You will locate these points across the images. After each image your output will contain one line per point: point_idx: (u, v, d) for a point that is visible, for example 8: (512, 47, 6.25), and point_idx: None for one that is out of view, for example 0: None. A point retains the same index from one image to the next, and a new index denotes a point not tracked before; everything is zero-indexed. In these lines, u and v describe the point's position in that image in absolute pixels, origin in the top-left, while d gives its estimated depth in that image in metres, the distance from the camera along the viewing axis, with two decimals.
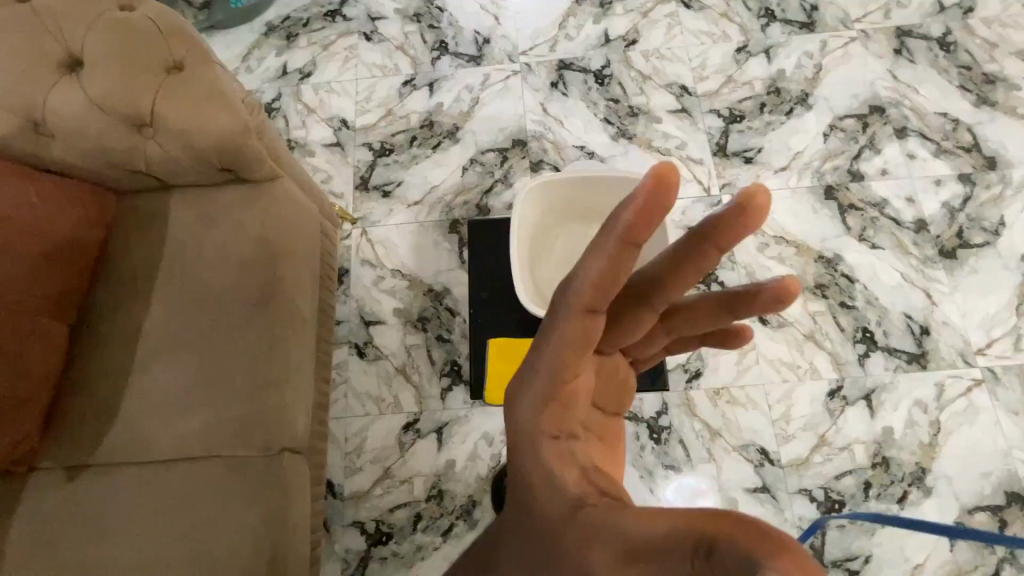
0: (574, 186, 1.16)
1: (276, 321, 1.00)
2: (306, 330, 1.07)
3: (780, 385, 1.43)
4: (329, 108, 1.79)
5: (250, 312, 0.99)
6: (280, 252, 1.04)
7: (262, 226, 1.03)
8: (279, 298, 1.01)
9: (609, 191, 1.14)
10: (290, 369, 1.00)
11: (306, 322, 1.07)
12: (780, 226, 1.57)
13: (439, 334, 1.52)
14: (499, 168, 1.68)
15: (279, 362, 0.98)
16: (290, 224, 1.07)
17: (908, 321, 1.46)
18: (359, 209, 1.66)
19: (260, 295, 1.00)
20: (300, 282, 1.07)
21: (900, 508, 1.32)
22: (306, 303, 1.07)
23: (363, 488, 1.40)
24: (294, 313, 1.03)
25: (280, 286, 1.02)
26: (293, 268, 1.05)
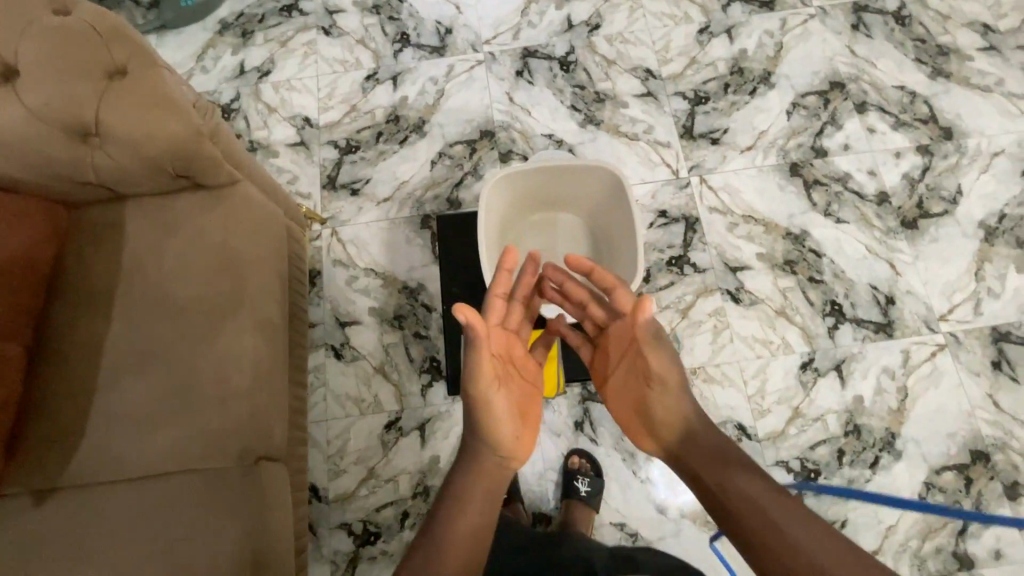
0: (539, 176, 1.13)
1: (246, 328, 0.98)
2: (277, 334, 1.05)
3: (754, 361, 1.46)
4: (291, 106, 1.75)
5: (217, 321, 0.97)
6: (244, 257, 1.02)
7: (224, 232, 1.01)
8: (248, 305, 1.00)
9: (573, 179, 1.11)
10: (264, 375, 0.98)
11: (277, 327, 1.05)
12: (748, 205, 1.59)
13: (417, 331, 1.51)
14: (468, 160, 1.67)
15: (251, 369, 0.97)
16: (253, 227, 1.05)
17: (874, 292, 1.50)
18: (328, 209, 1.64)
19: (226, 304, 0.98)
20: (270, 285, 1.06)
21: (873, 473, 1.36)
22: (276, 307, 1.06)
23: (347, 489, 1.40)
24: (263, 318, 1.02)
25: (247, 292, 1.01)
26: (259, 273, 1.04)
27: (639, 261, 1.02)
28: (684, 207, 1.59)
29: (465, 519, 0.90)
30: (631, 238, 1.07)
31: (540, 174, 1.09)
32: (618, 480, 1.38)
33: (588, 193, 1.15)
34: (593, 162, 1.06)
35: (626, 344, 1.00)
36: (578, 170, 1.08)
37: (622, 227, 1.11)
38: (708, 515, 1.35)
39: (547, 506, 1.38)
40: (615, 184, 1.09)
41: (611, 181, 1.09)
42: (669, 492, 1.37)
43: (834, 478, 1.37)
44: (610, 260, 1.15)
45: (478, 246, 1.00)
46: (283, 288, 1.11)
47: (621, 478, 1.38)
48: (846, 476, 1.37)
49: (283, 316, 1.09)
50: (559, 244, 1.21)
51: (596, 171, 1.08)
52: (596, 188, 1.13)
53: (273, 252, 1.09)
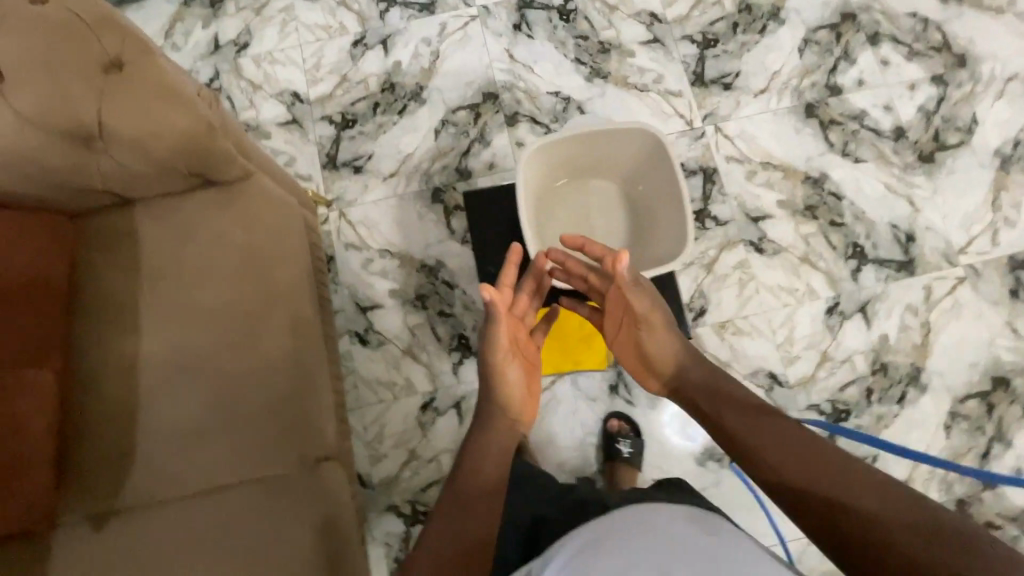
0: (574, 146, 1.07)
1: (284, 330, 0.94)
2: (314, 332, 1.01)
3: (781, 310, 1.46)
4: (276, 81, 1.63)
5: (254, 326, 0.93)
6: (270, 256, 0.96)
7: (247, 231, 0.95)
8: (282, 306, 0.95)
9: (605, 142, 1.07)
10: (309, 376, 0.95)
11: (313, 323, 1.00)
12: (766, 151, 1.55)
13: (441, 310, 1.48)
14: (474, 126, 1.59)
15: (296, 372, 0.93)
16: (274, 223, 0.99)
17: (894, 231, 1.50)
18: (332, 190, 1.56)
19: (259, 305, 0.94)
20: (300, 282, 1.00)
21: (900, 407, 1.41)
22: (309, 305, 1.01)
23: (391, 472, 1.40)
24: (299, 318, 0.97)
25: (279, 293, 0.95)
26: (287, 272, 0.98)
27: (685, 223, 1.00)
28: (701, 158, 1.55)
29: (486, 470, 0.88)
30: (672, 198, 1.04)
31: (572, 142, 1.04)
32: (657, 438, 1.41)
33: (620, 155, 1.11)
34: (628, 124, 1.01)
35: (621, 301, 1.00)
36: (611, 134, 1.04)
37: (660, 189, 1.08)
38: None
39: (589, 469, 1.40)
40: (650, 145, 1.05)
41: (645, 142, 1.05)
42: (708, 444, 1.40)
43: (864, 416, 1.41)
44: (649, 222, 1.12)
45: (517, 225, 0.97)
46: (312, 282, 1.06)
47: (660, 436, 1.41)
48: (876, 413, 1.41)
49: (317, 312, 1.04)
50: (592, 211, 1.17)
51: (631, 132, 1.04)
52: (629, 150, 1.09)
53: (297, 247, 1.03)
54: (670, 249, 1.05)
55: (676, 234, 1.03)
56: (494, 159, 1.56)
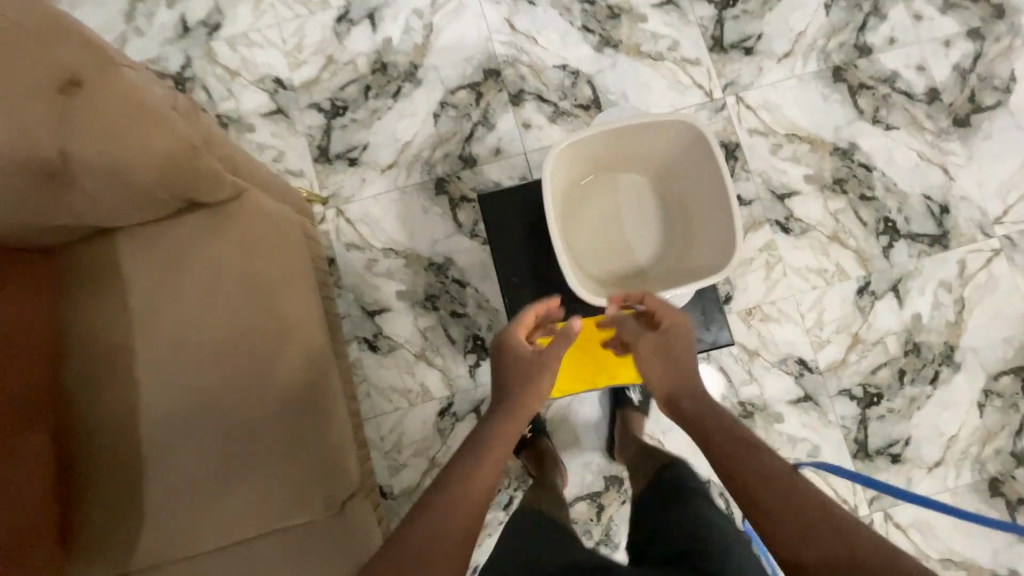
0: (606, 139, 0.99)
1: (294, 361, 0.87)
2: (326, 359, 0.93)
3: (809, 293, 1.40)
4: (255, 66, 1.48)
5: (262, 360, 0.85)
6: (270, 281, 0.88)
7: (246, 255, 0.87)
8: (289, 335, 0.87)
9: (644, 134, 0.99)
10: (326, 408, 0.88)
11: (326, 351, 0.93)
12: (791, 122, 1.44)
13: (454, 310, 1.40)
14: (475, 108, 1.46)
15: (312, 405, 0.86)
16: (272, 244, 0.91)
17: (928, 203, 1.42)
18: (327, 185, 1.44)
19: (267, 336, 0.86)
20: (305, 306, 0.93)
21: (933, 388, 1.37)
22: (318, 331, 0.93)
23: (412, 482, 1.35)
24: (309, 348, 0.90)
25: (283, 322, 0.88)
26: (290, 297, 0.90)
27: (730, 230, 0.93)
28: (722, 132, 1.44)
29: (475, 488, 0.77)
30: (716, 200, 0.96)
31: (608, 134, 0.97)
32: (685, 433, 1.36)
33: (658, 148, 1.03)
34: (671, 115, 0.93)
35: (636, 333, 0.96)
36: (651, 125, 0.96)
37: (701, 187, 1.00)
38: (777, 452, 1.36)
39: (617, 468, 1.35)
40: (692, 138, 0.97)
41: (688, 133, 0.97)
42: None
43: (896, 399, 1.37)
44: (687, 224, 1.05)
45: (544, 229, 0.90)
46: (318, 305, 0.98)
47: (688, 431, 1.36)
48: (908, 395, 1.37)
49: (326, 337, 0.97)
50: (625, 207, 1.09)
51: (672, 125, 0.96)
52: (668, 143, 1.01)
53: (297, 268, 0.95)
54: (712, 256, 0.98)
55: (711, 249, 0.97)
56: (500, 144, 1.45)
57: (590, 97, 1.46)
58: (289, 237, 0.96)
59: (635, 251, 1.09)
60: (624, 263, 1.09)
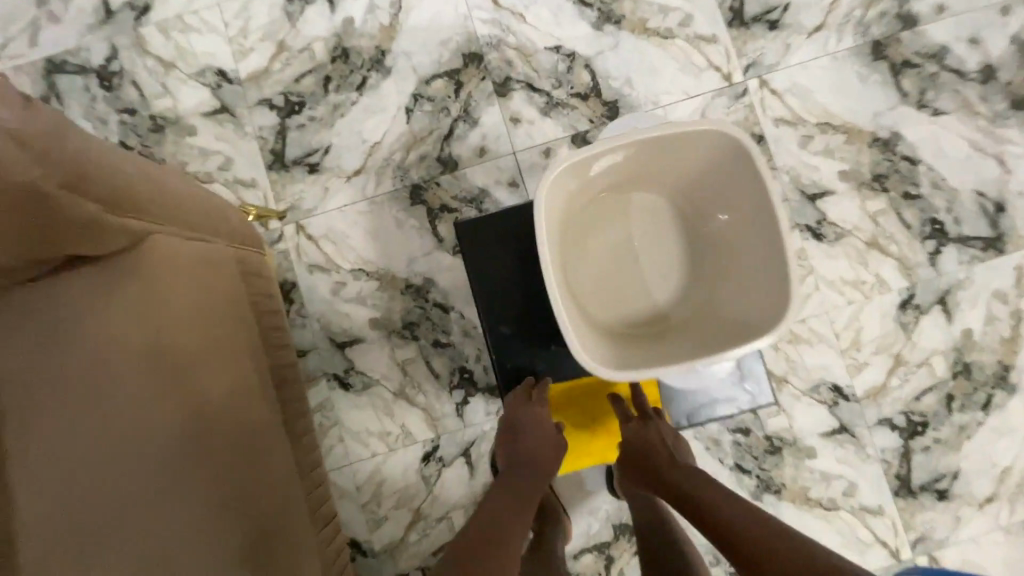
0: (617, 157, 0.86)
1: (224, 454, 0.70)
2: (268, 446, 0.79)
3: (845, 309, 1.21)
4: (194, 56, 1.26)
5: (181, 452, 0.68)
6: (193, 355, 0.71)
7: (156, 321, 0.69)
8: (217, 424, 0.71)
9: (673, 147, 0.85)
10: (266, 513, 0.73)
11: (267, 440, 0.79)
12: (823, 108, 1.24)
13: (436, 339, 1.21)
14: (455, 100, 1.24)
15: (246, 511, 0.70)
16: (197, 307, 0.74)
17: (981, 201, 1.22)
18: (284, 197, 1.23)
19: (188, 426, 0.68)
20: (238, 383, 0.77)
21: (985, 414, 1.20)
22: (255, 413, 0.78)
23: (395, 537, 1.19)
24: (243, 438, 0.74)
25: (212, 406, 0.71)
26: (218, 376, 0.74)
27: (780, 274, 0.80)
28: (743, 123, 1.24)
29: None
30: (758, 233, 0.84)
31: (632, 145, 0.83)
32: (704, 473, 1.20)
33: (687, 165, 0.90)
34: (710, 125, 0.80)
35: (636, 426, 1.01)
36: (685, 137, 0.83)
37: (737, 215, 0.87)
38: (809, 493, 1.19)
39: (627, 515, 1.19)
40: (731, 156, 0.84)
41: (727, 151, 0.84)
42: (763, 474, 1.20)
43: (943, 428, 1.20)
44: (713, 253, 0.93)
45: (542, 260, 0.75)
46: (260, 377, 0.83)
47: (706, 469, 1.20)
48: (957, 423, 1.20)
49: (269, 415, 0.82)
50: (640, 232, 0.96)
51: (700, 138, 0.84)
52: (701, 159, 0.88)
53: (230, 334, 0.79)
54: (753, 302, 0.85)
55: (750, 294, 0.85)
56: (484, 142, 1.24)
57: (588, 85, 1.25)
58: (219, 292, 0.79)
59: (651, 284, 0.96)
60: (637, 298, 0.96)
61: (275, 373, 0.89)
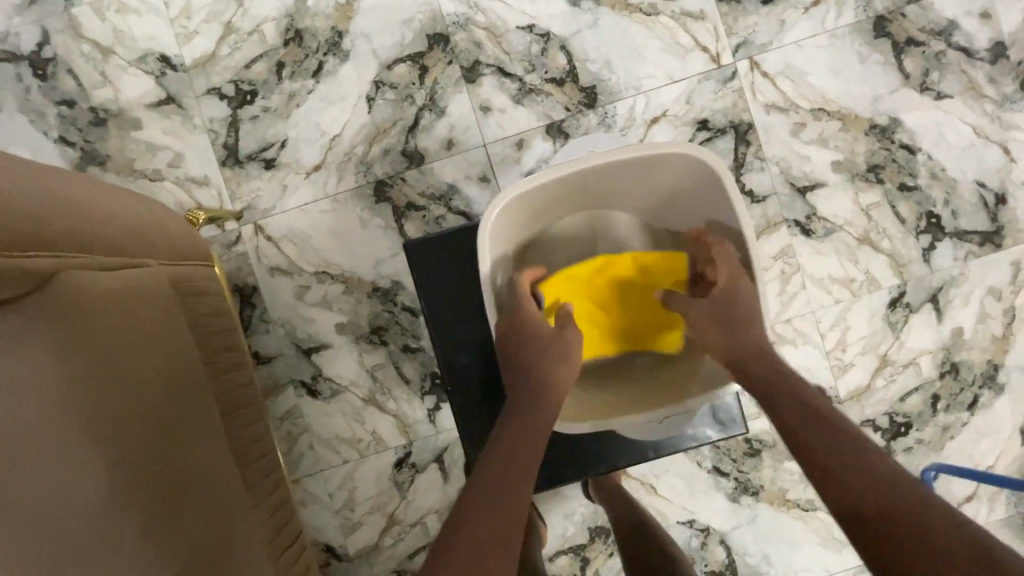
0: (583, 177, 0.84)
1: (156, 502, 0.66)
2: (212, 488, 0.74)
3: (832, 308, 1.16)
4: (133, 41, 1.15)
5: (104, 499, 0.62)
6: (123, 397, 0.66)
7: (71, 357, 0.62)
8: (150, 471, 0.66)
9: (645, 168, 0.83)
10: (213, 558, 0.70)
11: (213, 478, 0.75)
12: (818, 92, 1.15)
13: (406, 344, 1.16)
14: (420, 87, 1.15)
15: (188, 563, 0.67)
16: (124, 346, 0.68)
17: (982, 192, 1.15)
18: (240, 196, 1.16)
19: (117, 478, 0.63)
20: (178, 423, 0.72)
21: (971, 414, 1.17)
22: (196, 453, 0.73)
23: (368, 542, 1.18)
24: (182, 486, 0.69)
25: (146, 450, 0.66)
26: (152, 419, 0.68)
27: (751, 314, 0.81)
28: (730, 109, 1.15)
29: None
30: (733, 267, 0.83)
31: (599, 165, 0.81)
32: (681, 475, 1.18)
33: (661, 184, 0.88)
34: (682, 150, 0.79)
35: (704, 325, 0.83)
36: (653, 159, 0.81)
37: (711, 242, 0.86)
38: (787, 494, 1.18)
39: (603, 517, 1.18)
40: (708, 183, 0.82)
41: (702, 177, 0.82)
42: (741, 476, 1.17)
43: (926, 429, 1.17)
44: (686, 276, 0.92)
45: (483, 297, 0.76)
46: (205, 410, 0.78)
47: (684, 471, 1.18)
48: (941, 424, 1.17)
49: (216, 453, 0.77)
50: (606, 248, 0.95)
51: (671, 162, 0.82)
52: (675, 181, 0.86)
53: (166, 370, 0.73)
54: None
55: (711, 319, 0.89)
56: (452, 133, 1.15)
57: (564, 68, 1.15)
58: (153, 325, 0.73)
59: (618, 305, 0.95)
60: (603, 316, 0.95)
61: (225, 401, 0.84)
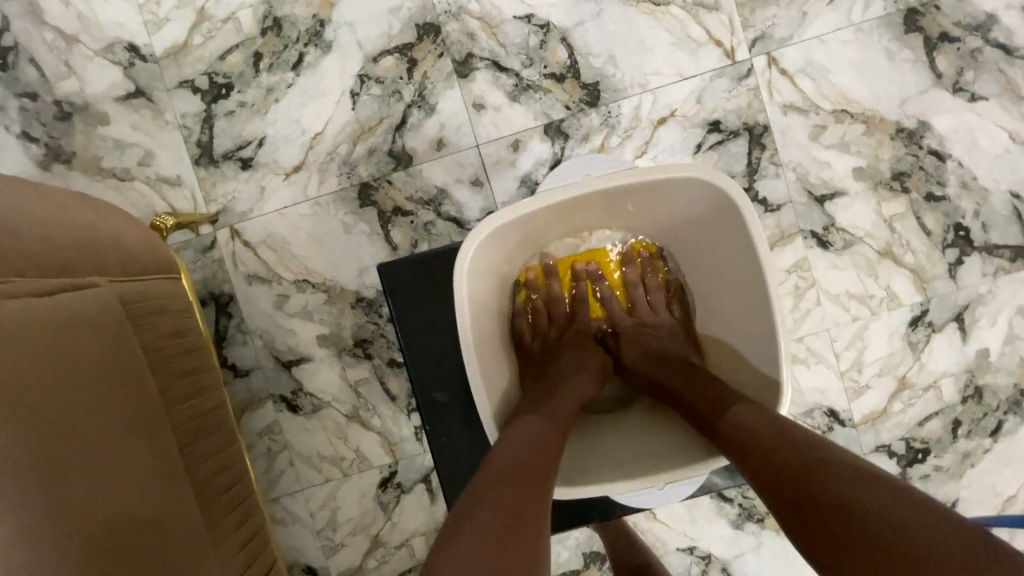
0: (579, 202, 0.77)
1: (89, 530, 0.59)
2: (165, 532, 0.67)
3: (848, 326, 1.08)
4: (99, 28, 1.06)
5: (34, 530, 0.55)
6: (57, 425, 0.59)
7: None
8: (86, 505, 0.60)
9: (648, 191, 0.76)
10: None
11: (164, 503, 0.69)
12: (840, 92, 1.06)
13: (392, 358, 1.10)
14: (408, 82, 1.06)
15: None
16: (52, 385, 0.60)
17: (1016, 203, 1.06)
18: (214, 197, 1.08)
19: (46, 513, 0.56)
20: (124, 464, 0.65)
21: (994, 441, 1.09)
22: (144, 489, 0.66)
23: (351, 565, 1.12)
24: (126, 536, 0.62)
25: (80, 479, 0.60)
26: (90, 461, 0.61)
27: (769, 356, 0.72)
28: (745, 110, 1.05)
29: None
30: (748, 301, 0.74)
31: (597, 189, 0.74)
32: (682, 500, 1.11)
33: (667, 209, 0.80)
34: (690, 173, 0.71)
35: (648, 344, 0.82)
36: (659, 184, 0.74)
37: (724, 271, 0.78)
38: None
39: (598, 543, 1.12)
40: (717, 210, 0.75)
41: (711, 204, 0.74)
42: (746, 502, 1.11)
43: (945, 456, 1.09)
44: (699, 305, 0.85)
45: (461, 330, 0.70)
46: (158, 445, 0.71)
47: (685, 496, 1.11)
48: (961, 451, 1.09)
49: (171, 490, 0.70)
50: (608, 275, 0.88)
51: (677, 186, 0.75)
52: (685, 206, 0.78)
53: (114, 396, 0.67)
54: (739, 366, 0.78)
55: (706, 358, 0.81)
56: (443, 133, 1.06)
57: (565, 63, 1.06)
58: (100, 351, 0.67)
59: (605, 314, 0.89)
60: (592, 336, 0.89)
61: (183, 430, 0.77)
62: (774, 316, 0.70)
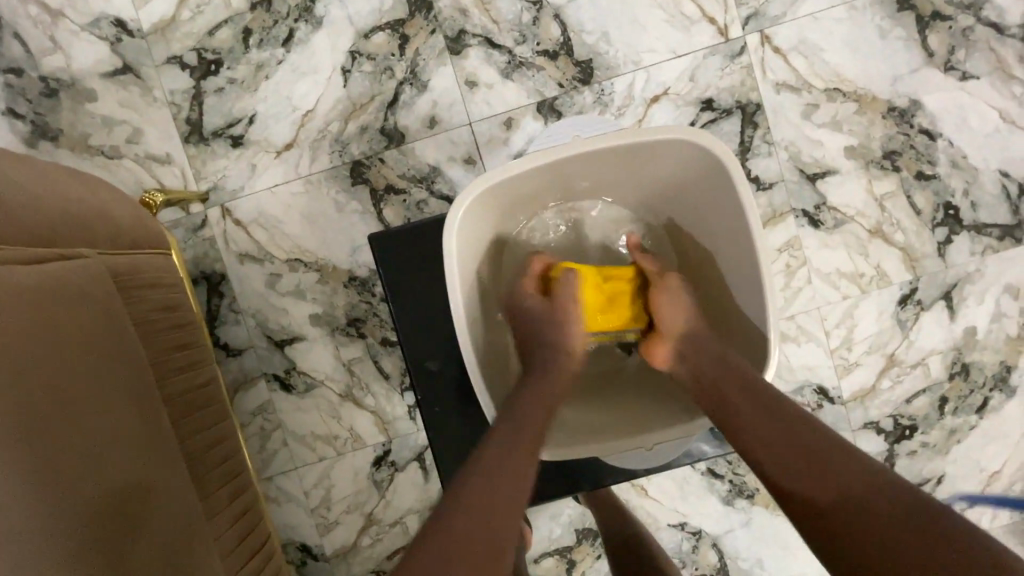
0: (570, 165, 0.76)
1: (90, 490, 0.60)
2: (161, 501, 0.68)
3: (839, 304, 1.09)
4: (84, 2, 1.04)
5: (34, 490, 0.56)
6: (52, 388, 0.60)
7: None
8: (84, 466, 0.61)
9: (640, 154, 0.76)
10: (151, 550, 0.65)
11: (161, 468, 0.70)
12: (832, 70, 1.06)
13: (384, 337, 1.10)
14: (399, 58, 1.05)
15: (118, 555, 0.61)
16: (43, 354, 0.60)
17: (1004, 182, 1.07)
18: (204, 175, 1.07)
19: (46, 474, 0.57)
20: (120, 430, 0.66)
21: (980, 418, 1.11)
22: (141, 453, 0.67)
23: (345, 542, 1.12)
24: (122, 503, 0.63)
25: (78, 442, 0.61)
26: (87, 422, 0.62)
27: (760, 318, 0.73)
28: (738, 88, 1.05)
29: None
30: (736, 259, 0.76)
31: (588, 152, 0.73)
32: (673, 477, 1.12)
33: (660, 174, 0.80)
34: (682, 136, 0.71)
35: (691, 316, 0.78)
36: (651, 146, 0.73)
37: (715, 234, 0.79)
38: None
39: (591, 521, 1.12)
40: (710, 173, 0.74)
41: (704, 167, 0.74)
42: (736, 479, 1.12)
43: (932, 432, 1.11)
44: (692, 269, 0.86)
45: (451, 299, 0.70)
46: (150, 415, 0.71)
47: (676, 473, 1.12)
48: (948, 427, 1.11)
49: (166, 458, 0.71)
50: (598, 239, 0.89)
51: (670, 150, 0.74)
52: (679, 170, 0.78)
53: (110, 362, 0.67)
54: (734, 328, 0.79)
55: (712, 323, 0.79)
56: (435, 110, 1.06)
57: (557, 40, 1.05)
58: (95, 320, 0.67)
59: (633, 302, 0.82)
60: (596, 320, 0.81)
61: (176, 401, 0.77)
62: (764, 279, 0.71)
